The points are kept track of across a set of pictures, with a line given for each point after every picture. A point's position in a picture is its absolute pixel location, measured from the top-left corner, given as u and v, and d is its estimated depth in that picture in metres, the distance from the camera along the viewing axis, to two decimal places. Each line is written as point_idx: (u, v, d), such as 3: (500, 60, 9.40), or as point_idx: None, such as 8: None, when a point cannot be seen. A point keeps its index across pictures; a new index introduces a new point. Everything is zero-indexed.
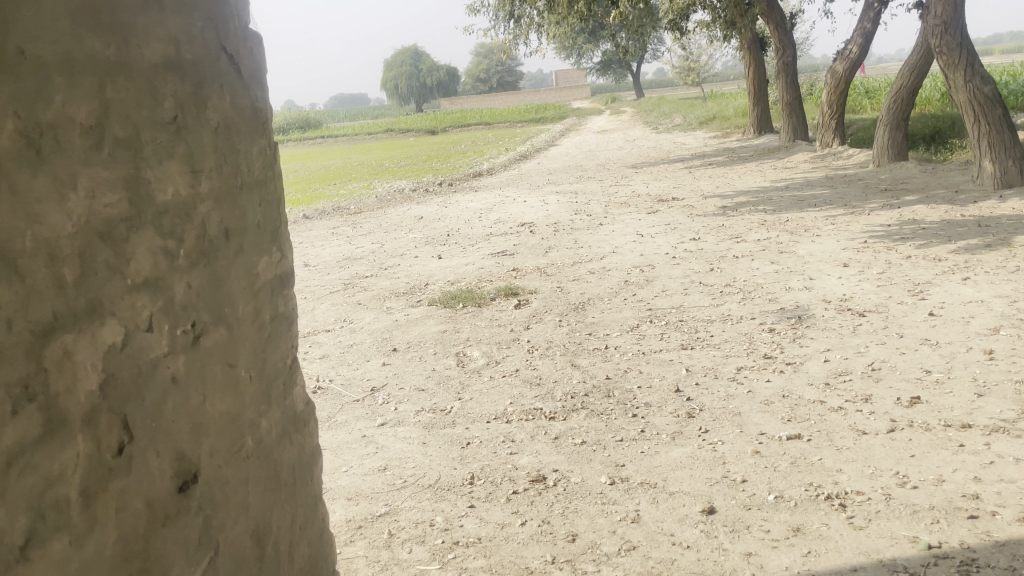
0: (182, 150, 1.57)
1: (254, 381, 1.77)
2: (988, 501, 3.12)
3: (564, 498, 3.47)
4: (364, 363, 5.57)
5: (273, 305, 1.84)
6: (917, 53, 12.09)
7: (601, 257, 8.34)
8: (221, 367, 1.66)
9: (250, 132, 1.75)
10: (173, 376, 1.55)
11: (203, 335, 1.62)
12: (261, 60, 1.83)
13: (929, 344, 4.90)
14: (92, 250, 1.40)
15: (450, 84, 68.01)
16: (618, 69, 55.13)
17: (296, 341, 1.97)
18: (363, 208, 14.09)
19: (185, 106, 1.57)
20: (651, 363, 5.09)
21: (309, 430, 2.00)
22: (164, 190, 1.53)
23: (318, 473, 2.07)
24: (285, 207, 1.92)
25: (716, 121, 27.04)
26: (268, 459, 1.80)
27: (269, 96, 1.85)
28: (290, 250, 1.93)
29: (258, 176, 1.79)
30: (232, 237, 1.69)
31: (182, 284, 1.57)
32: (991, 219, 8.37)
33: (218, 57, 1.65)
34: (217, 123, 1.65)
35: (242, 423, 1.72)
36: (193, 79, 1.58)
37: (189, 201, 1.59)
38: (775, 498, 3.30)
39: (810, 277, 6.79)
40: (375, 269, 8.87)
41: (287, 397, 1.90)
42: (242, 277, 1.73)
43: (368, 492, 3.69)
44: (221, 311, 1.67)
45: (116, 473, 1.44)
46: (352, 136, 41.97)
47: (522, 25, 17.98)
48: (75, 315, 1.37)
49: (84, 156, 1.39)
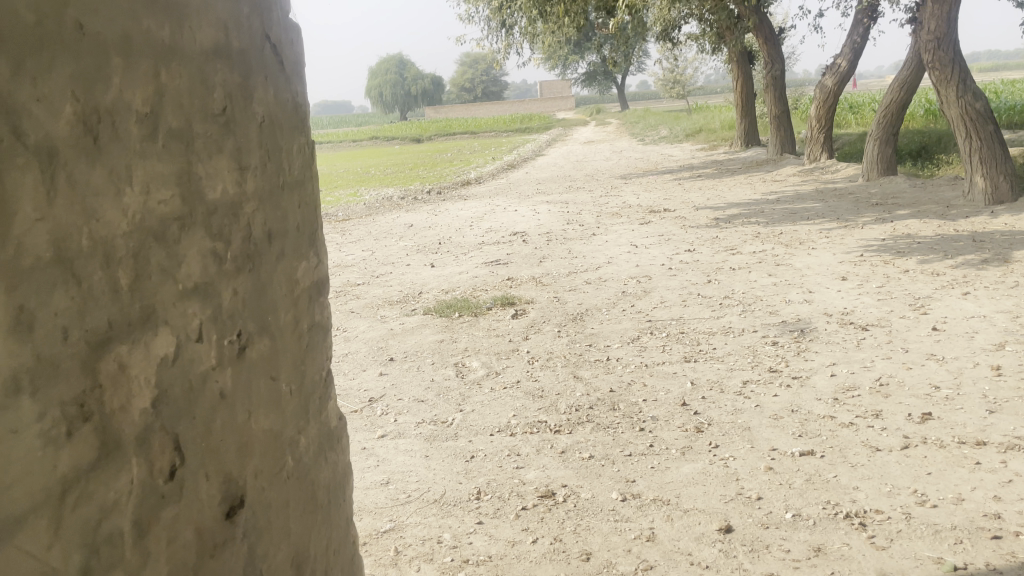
0: (231, 145, 1.47)
1: (295, 395, 1.68)
2: (1011, 521, 3.06)
3: (575, 514, 3.38)
4: (361, 372, 5.46)
5: (311, 313, 1.77)
6: (907, 69, 12.16)
7: (596, 267, 8.28)
8: (264, 381, 1.57)
9: (291, 129, 1.68)
10: (221, 392, 1.44)
11: (248, 345, 1.52)
12: (299, 53, 1.76)
13: (935, 359, 4.86)
14: (147, 250, 1.27)
15: (435, 92, 67.97)
16: (603, 80, 55.36)
17: (328, 353, 1.90)
18: (352, 215, 13.97)
19: (234, 97, 1.47)
20: (655, 376, 5.02)
21: (340, 446, 1.94)
22: (214, 187, 1.42)
23: (348, 494, 2.00)
24: (319, 210, 1.85)
25: (703, 134, 27.17)
26: (305, 479, 1.72)
27: (306, 92, 1.78)
28: (325, 255, 1.86)
29: (297, 176, 1.71)
30: (275, 241, 1.61)
31: (229, 290, 1.46)
32: (984, 234, 8.40)
33: (263, 46, 1.57)
34: (262, 117, 1.56)
35: (283, 441, 1.63)
36: (241, 68, 1.49)
37: (237, 200, 1.49)
38: (793, 516, 3.22)
39: (809, 290, 6.76)
40: (367, 276, 8.75)
41: (323, 411, 1.83)
42: (284, 284, 1.65)
43: (371, 507, 3.57)
44: (265, 321, 1.57)
45: (168, 499, 1.32)
46: (338, 143, 41.75)
47: (512, 35, 17.93)
48: (130, 324, 1.24)
49: (140, 146, 1.26)
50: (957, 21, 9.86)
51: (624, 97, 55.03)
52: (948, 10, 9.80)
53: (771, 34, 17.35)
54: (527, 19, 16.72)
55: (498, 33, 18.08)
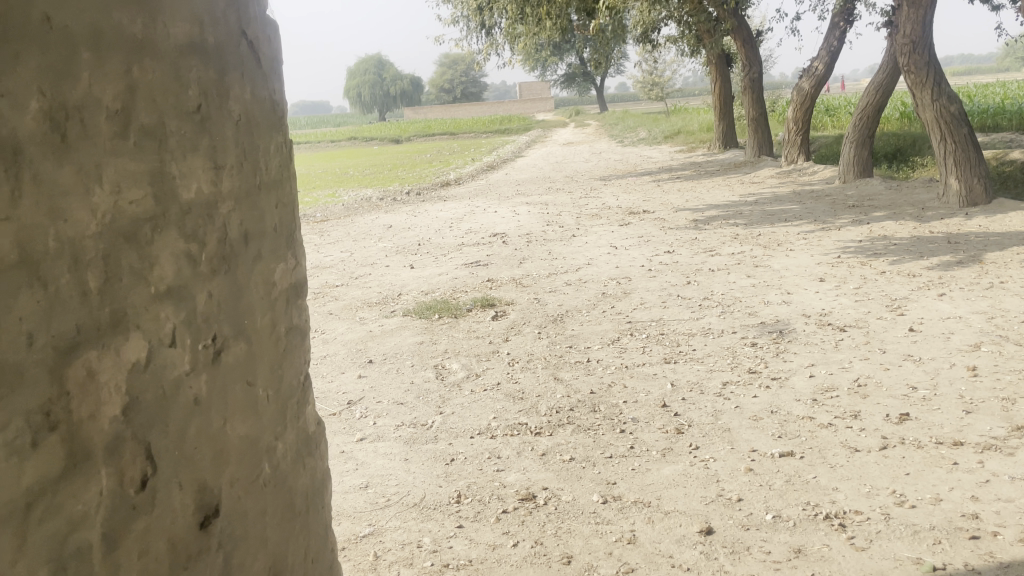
0: (206, 143, 1.43)
1: (272, 401, 1.65)
2: (988, 521, 3.08)
3: (556, 517, 3.37)
4: (340, 374, 5.41)
5: (289, 316, 1.74)
6: (883, 72, 12.28)
7: (576, 269, 8.27)
8: (240, 386, 1.53)
9: (270, 127, 1.64)
10: (195, 398, 1.41)
11: (224, 350, 1.48)
12: (277, 50, 1.71)
13: (912, 360, 4.90)
14: (117, 252, 1.25)
15: (415, 92, 67.75)
16: (583, 83, 55.49)
17: (308, 358, 1.86)
18: (330, 216, 13.88)
19: (209, 94, 1.44)
20: (635, 377, 5.01)
21: (320, 452, 1.90)
22: (188, 187, 1.39)
23: (326, 501, 1.96)
24: (298, 211, 1.81)
25: (682, 135, 27.28)
26: (283, 487, 1.69)
27: (284, 90, 1.74)
28: (303, 256, 1.82)
29: (275, 175, 1.68)
30: (251, 242, 1.57)
31: (204, 293, 1.43)
32: (960, 236, 8.50)
33: (239, 42, 1.53)
34: (238, 114, 1.52)
35: (260, 448, 1.60)
36: (216, 65, 1.46)
37: (212, 199, 1.45)
38: (773, 517, 3.23)
39: (788, 291, 6.79)
40: (346, 278, 8.68)
41: (302, 416, 1.80)
42: (262, 285, 1.62)
43: (350, 511, 3.53)
44: (241, 325, 1.53)
45: (138, 510, 1.29)
46: (316, 143, 41.44)
47: (492, 37, 17.88)
48: (98, 329, 1.22)
49: (110, 146, 1.24)
50: (932, 26, 9.99)
51: (603, 99, 55.17)
52: (923, 13, 9.91)
53: (749, 36, 17.42)
54: (507, 20, 16.66)
55: (479, 35, 18.03)
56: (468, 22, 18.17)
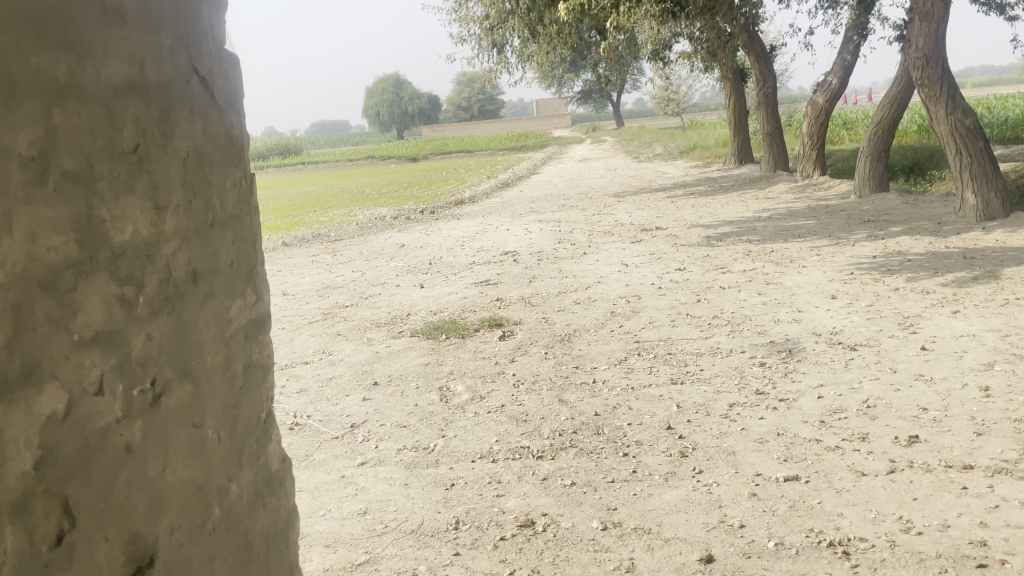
0: (145, 183, 1.43)
1: (225, 441, 1.64)
2: (997, 548, 2.99)
3: (554, 545, 3.31)
4: (344, 397, 5.38)
5: (248, 353, 1.74)
6: (898, 86, 12.18)
7: (585, 287, 8.23)
8: (186, 429, 1.52)
9: (225, 163, 1.66)
10: (126, 445, 1.38)
11: (165, 393, 1.47)
12: (238, 84, 1.75)
13: (923, 379, 4.81)
14: (31, 302, 1.22)
15: (432, 110, 68.08)
16: (600, 99, 55.61)
17: (272, 394, 1.86)
18: (344, 235, 13.95)
19: (149, 134, 1.43)
20: (641, 399, 4.95)
21: (285, 489, 1.90)
22: (122, 230, 1.38)
23: (294, 538, 1.96)
24: (261, 245, 1.82)
25: (697, 150, 27.23)
26: (237, 529, 1.68)
27: (245, 124, 1.77)
28: (267, 291, 1.83)
29: (232, 211, 1.69)
30: (201, 280, 1.57)
31: (142, 336, 1.42)
32: (976, 251, 8.37)
33: (190, 79, 1.55)
34: (186, 152, 1.53)
35: (209, 491, 1.58)
36: (160, 104, 1.46)
37: (153, 240, 1.44)
38: (775, 545, 3.16)
39: (798, 309, 6.72)
40: (356, 298, 8.68)
41: (262, 455, 1.80)
42: (213, 323, 1.61)
43: (347, 538, 3.49)
44: (187, 366, 1.52)
45: (52, 568, 1.26)
46: (333, 163, 41.76)
47: (504, 55, 17.94)
48: (6, 382, 1.19)
49: (23, 194, 1.21)
50: (944, 39, 9.91)
51: (619, 115, 55.24)
52: (936, 27, 9.85)
53: (763, 52, 17.37)
54: (518, 38, 16.73)
55: (490, 53, 18.12)
56: (479, 41, 18.24)
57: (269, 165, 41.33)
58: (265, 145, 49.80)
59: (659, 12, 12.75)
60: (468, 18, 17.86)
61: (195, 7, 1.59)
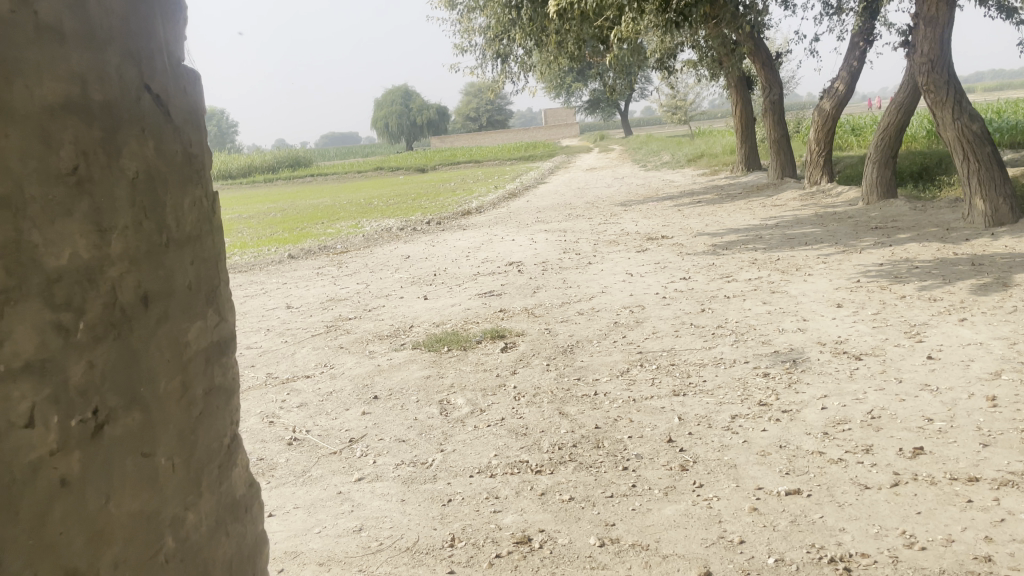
0: (86, 206, 1.39)
1: (180, 469, 1.62)
2: (1002, 564, 2.92)
3: (551, 562, 3.26)
4: (344, 411, 5.35)
5: (207, 378, 1.75)
6: (905, 91, 12.09)
7: (589, 297, 8.18)
8: (133, 458, 1.48)
9: (179, 184, 1.66)
10: (62, 478, 1.32)
11: (108, 422, 1.42)
12: (194, 102, 1.76)
13: (929, 390, 4.73)
14: None
15: (440, 121, 68.23)
16: (607, 108, 55.71)
17: (233, 418, 1.88)
18: (350, 247, 13.95)
19: (90, 154, 1.39)
20: (642, 411, 4.89)
21: (248, 516, 1.92)
22: (59, 254, 1.32)
23: (259, 562, 1.98)
24: (222, 267, 1.84)
25: (705, 158, 27.17)
26: (195, 557, 1.66)
27: (202, 143, 1.79)
28: (227, 315, 1.85)
29: (189, 231, 1.69)
30: (153, 303, 1.55)
31: (83, 364, 1.37)
32: (985, 257, 8.28)
33: (139, 96, 1.54)
34: (134, 172, 1.51)
35: (162, 520, 1.56)
36: (104, 124, 1.43)
37: (96, 264, 1.41)
38: (776, 561, 3.10)
39: (804, 318, 6.65)
40: (359, 310, 8.66)
41: (223, 480, 1.80)
42: (167, 347, 1.60)
43: (341, 556, 3.45)
44: (134, 394, 1.49)
45: None
46: (341, 175, 41.85)
47: (508, 65, 17.99)
48: None
49: None
50: (950, 43, 9.82)
51: (627, 123, 55.14)
52: (941, 32, 9.77)
53: (768, 58, 17.30)
54: (523, 49, 16.75)
55: (494, 63, 18.16)
56: (483, 52, 18.30)
57: (277, 178, 41.45)
58: (274, 158, 49.99)
59: (663, 22, 12.74)
60: (471, 29, 17.92)
61: (146, 25, 1.58)
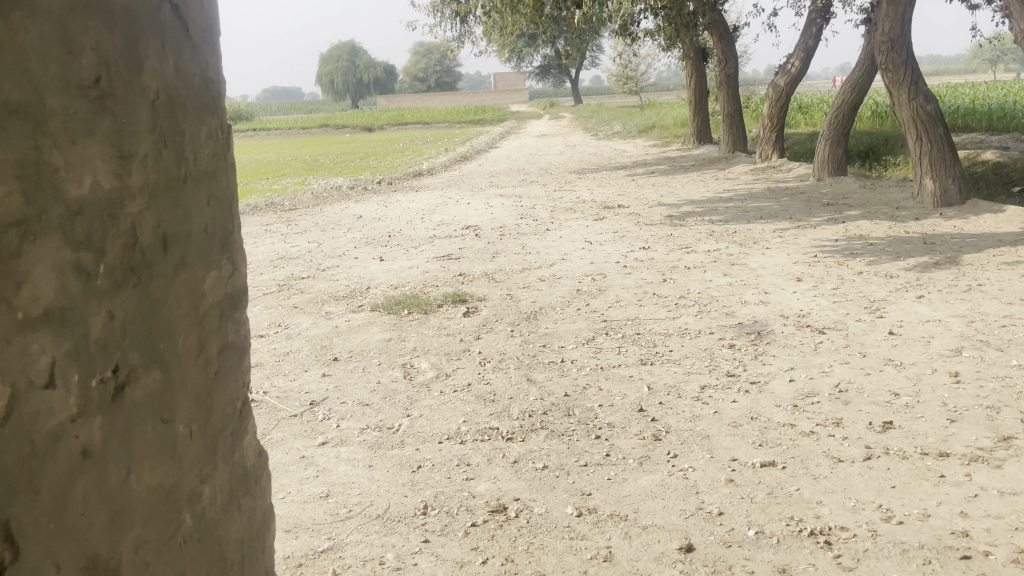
0: (107, 126, 1.24)
1: (196, 438, 1.50)
2: (979, 539, 2.95)
3: (528, 532, 3.18)
4: (303, 372, 5.17)
5: (221, 335, 1.60)
6: (860, 70, 12.22)
7: (549, 264, 8.08)
8: (154, 424, 1.36)
9: (198, 111, 1.49)
10: (85, 449, 1.20)
11: (128, 384, 1.30)
12: (209, 20, 1.58)
13: (893, 364, 4.79)
14: None
15: (389, 80, 66.84)
16: (558, 75, 55.31)
17: (244, 380, 1.74)
18: (298, 204, 13.55)
19: (112, 65, 1.23)
20: (611, 379, 4.84)
21: (258, 489, 1.81)
22: (78, 181, 1.18)
23: (266, 539, 1.87)
24: (233, 209, 1.67)
25: (656, 129, 27.22)
26: (211, 537, 1.56)
27: (218, 69, 1.61)
28: (240, 265, 1.70)
29: (206, 167, 1.53)
30: (171, 247, 1.40)
31: (103, 313, 1.24)
32: (936, 236, 8.45)
33: (160, 5, 1.36)
34: (156, 93, 1.35)
35: (179, 497, 1.44)
36: (127, 30, 1.27)
37: (116, 197, 1.26)
38: (756, 534, 3.07)
39: (764, 290, 6.69)
40: (312, 269, 8.40)
41: (236, 450, 1.68)
42: (184, 299, 1.45)
43: (308, 523, 3.32)
44: (154, 351, 1.36)
45: None
46: (285, 130, 40.69)
47: (466, 25, 17.60)
48: None
49: None
50: (910, 24, 9.91)
51: (577, 89, 54.84)
52: (903, 11, 9.83)
53: (726, 32, 17.30)
54: (482, 8, 16.39)
55: (452, 23, 17.75)
56: (441, 10, 17.89)
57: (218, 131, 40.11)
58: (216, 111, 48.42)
59: None
60: None
61: None
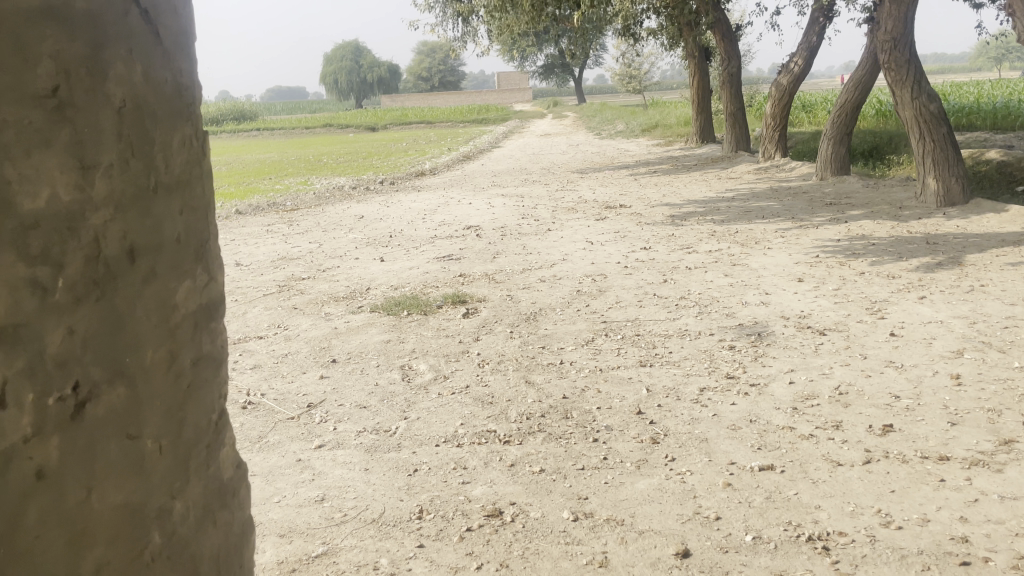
0: (67, 136, 1.24)
1: (168, 452, 1.48)
2: (979, 545, 2.92)
3: (523, 536, 3.16)
4: (301, 374, 5.15)
5: (196, 345, 1.58)
6: (863, 69, 12.17)
7: (550, 265, 8.05)
8: (119, 441, 1.35)
9: (170, 118, 1.47)
10: (39, 469, 1.21)
11: (89, 400, 1.29)
12: (185, 24, 1.56)
13: (894, 366, 4.76)
14: None
15: (392, 79, 66.78)
16: (561, 74, 55.22)
17: (223, 391, 1.71)
18: (300, 205, 13.52)
19: (71, 74, 1.23)
20: (609, 381, 4.81)
21: (237, 501, 1.78)
22: (33, 195, 1.19)
23: (247, 550, 1.85)
24: (211, 216, 1.64)
25: (660, 128, 27.15)
26: (183, 553, 1.55)
27: (194, 75, 1.59)
28: (218, 274, 1.68)
29: (179, 176, 1.50)
30: (139, 259, 1.38)
31: (61, 329, 1.24)
32: (939, 236, 8.40)
33: (127, 11, 1.35)
34: (122, 102, 1.33)
35: (147, 514, 1.43)
36: (89, 38, 1.26)
37: (76, 209, 1.26)
38: (753, 539, 3.05)
39: (765, 291, 6.65)
40: (313, 270, 8.37)
41: (212, 462, 1.66)
42: (154, 311, 1.43)
43: (303, 528, 3.30)
44: (119, 366, 1.35)
45: None
46: (289, 130, 40.65)
47: (469, 24, 17.55)
48: None
49: None
50: (912, 23, 9.86)
51: (580, 88, 54.70)
52: (905, 10, 9.77)
53: (729, 30, 17.24)
54: (484, 8, 16.34)
55: (455, 22, 17.70)
56: (444, 9, 17.85)
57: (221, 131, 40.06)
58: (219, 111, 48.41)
59: None
60: None
61: None
